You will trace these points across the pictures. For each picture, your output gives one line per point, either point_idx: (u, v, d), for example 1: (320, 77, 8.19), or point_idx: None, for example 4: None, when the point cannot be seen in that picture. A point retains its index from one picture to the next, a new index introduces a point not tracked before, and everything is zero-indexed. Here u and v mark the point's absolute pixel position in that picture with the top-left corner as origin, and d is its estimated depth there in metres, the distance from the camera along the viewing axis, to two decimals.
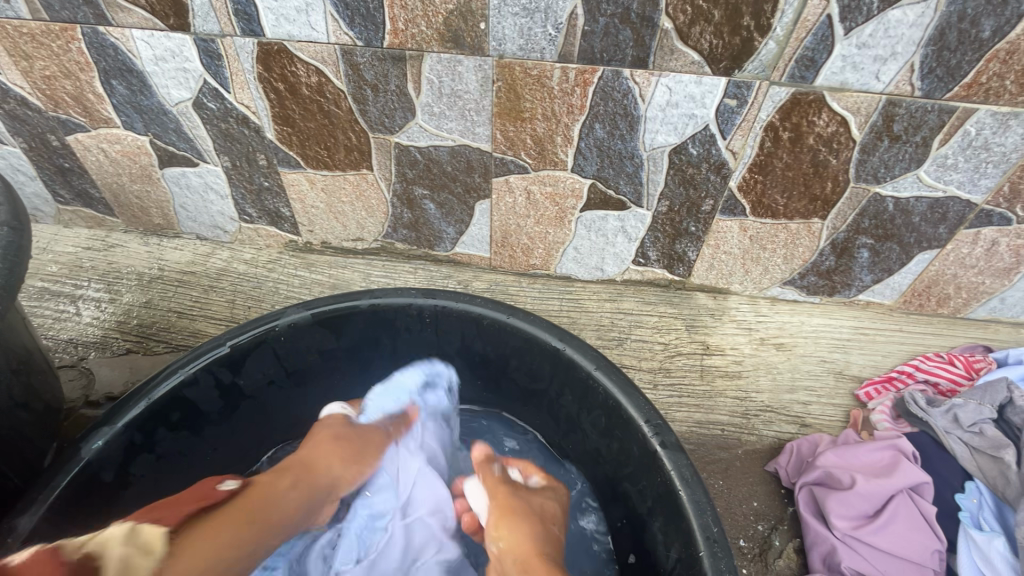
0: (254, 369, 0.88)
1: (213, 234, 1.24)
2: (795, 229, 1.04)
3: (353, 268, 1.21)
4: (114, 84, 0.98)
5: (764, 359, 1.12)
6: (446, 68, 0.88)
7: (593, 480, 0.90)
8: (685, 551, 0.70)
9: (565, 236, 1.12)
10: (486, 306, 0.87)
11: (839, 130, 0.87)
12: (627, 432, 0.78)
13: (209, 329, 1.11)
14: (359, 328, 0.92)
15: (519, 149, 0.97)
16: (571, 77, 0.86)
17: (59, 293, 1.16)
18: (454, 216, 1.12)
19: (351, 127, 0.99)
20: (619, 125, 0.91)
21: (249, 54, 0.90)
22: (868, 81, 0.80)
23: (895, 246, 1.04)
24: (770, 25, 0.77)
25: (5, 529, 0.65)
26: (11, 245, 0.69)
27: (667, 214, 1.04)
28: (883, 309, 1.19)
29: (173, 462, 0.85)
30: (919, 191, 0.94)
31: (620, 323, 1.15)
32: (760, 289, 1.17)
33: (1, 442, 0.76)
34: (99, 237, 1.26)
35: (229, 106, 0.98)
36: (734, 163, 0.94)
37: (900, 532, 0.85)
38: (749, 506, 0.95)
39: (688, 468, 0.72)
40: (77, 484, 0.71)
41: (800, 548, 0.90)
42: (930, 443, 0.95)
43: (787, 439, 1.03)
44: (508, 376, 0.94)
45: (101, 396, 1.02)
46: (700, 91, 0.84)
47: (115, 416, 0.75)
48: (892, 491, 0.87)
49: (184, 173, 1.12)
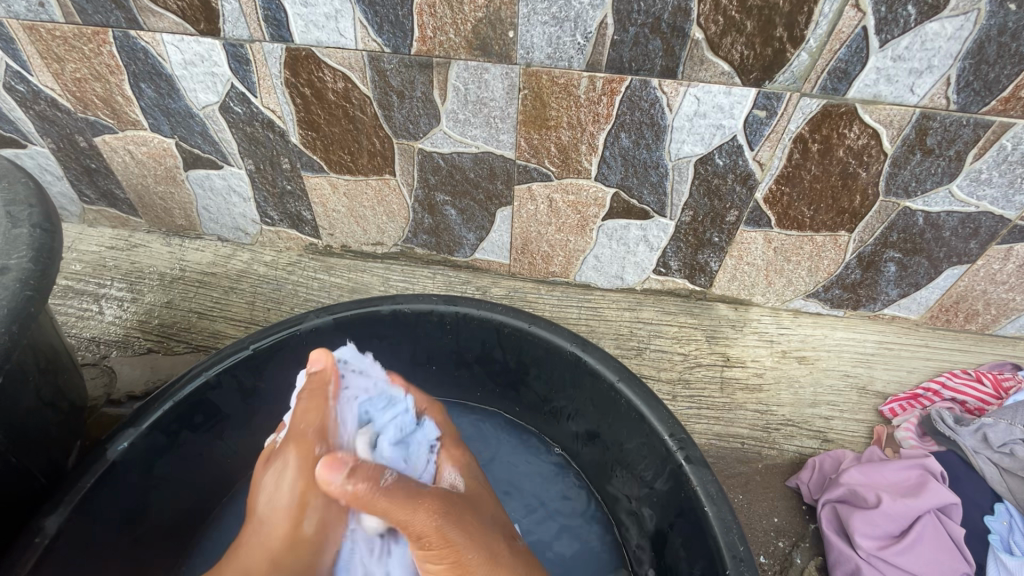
0: (275, 372, 0.88)
1: (235, 236, 1.25)
2: (821, 241, 1.02)
3: (372, 272, 1.22)
4: (143, 87, 0.99)
5: (785, 372, 1.11)
6: (473, 75, 0.87)
7: (612, 495, 0.87)
8: (709, 568, 0.69)
9: (586, 244, 1.11)
10: (507, 314, 0.87)
11: (870, 143, 0.85)
12: (649, 445, 0.78)
13: (228, 331, 1.12)
14: (380, 334, 0.92)
15: (543, 157, 0.97)
16: (598, 85, 0.85)
17: (83, 292, 1.17)
18: (475, 222, 1.12)
19: (376, 132, 0.99)
20: (645, 134, 0.90)
21: (277, 59, 0.90)
22: (902, 94, 0.79)
23: (923, 260, 1.02)
24: (803, 37, 0.76)
25: (33, 529, 0.66)
26: (43, 247, 0.69)
27: (690, 224, 1.03)
28: (908, 325, 1.17)
29: (195, 465, 0.85)
30: (950, 206, 0.93)
31: (639, 333, 1.14)
32: (783, 301, 1.16)
33: (29, 442, 0.76)
34: (123, 237, 1.27)
35: (255, 110, 0.99)
36: (761, 175, 0.93)
37: (926, 553, 0.83)
38: (770, 521, 0.93)
39: (713, 484, 0.71)
40: (103, 485, 0.73)
41: (822, 566, 0.88)
42: (958, 464, 0.92)
43: (809, 455, 1.01)
44: (528, 385, 0.93)
45: (123, 395, 1.03)
46: (729, 101, 0.84)
47: (139, 418, 0.75)
48: (919, 512, 0.86)
49: (208, 175, 1.13)
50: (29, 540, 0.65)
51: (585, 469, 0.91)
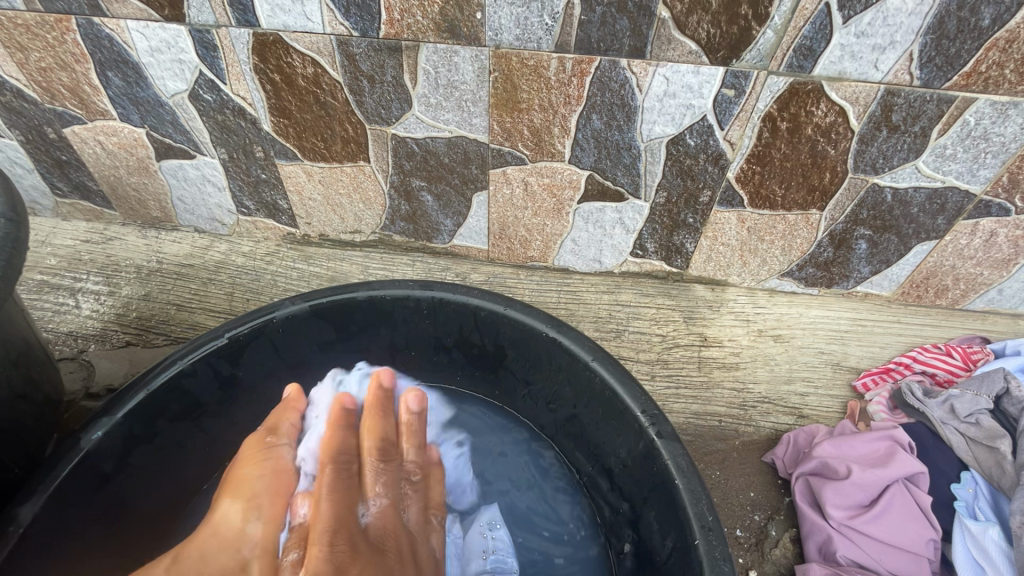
0: (252, 360, 0.88)
1: (212, 227, 1.24)
2: (793, 220, 1.03)
3: (351, 261, 1.21)
4: (110, 76, 0.98)
5: (761, 350, 1.13)
6: (442, 58, 0.87)
7: (590, 472, 0.89)
8: (680, 538, 0.70)
9: (563, 228, 1.11)
10: (483, 298, 0.88)
11: (837, 121, 0.86)
12: (624, 422, 0.79)
13: (207, 322, 1.11)
14: (358, 320, 0.92)
15: (516, 140, 0.97)
16: (568, 67, 0.85)
17: (58, 286, 1.16)
18: (452, 208, 1.12)
19: (348, 119, 0.98)
20: (616, 116, 0.91)
21: (244, 45, 0.89)
22: (866, 71, 0.80)
23: (893, 237, 1.04)
24: (768, 14, 0.76)
25: (6, 518, 0.66)
26: (8, 236, 0.69)
27: (665, 205, 1.04)
28: (881, 301, 1.18)
29: (173, 454, 0.85)
30: (917, 181, 0.94)
31: (617, 315, 1.15)
32: (759, 280, 1.17)
33: (2, 434, 0.76)
34: (98, 230, 1.26)
35: (226, 98, 0.98)
36: (732, 154, 0.94)
37: (895, 521, 0.86)
38: (746, 496, 0.95)
39: (684, 458, 0.73)
40: (78, 475, 0.73)
41: (796, 537, 0.91)
42: (926, 434, 0.95)
43: (784, 430, 1.03)
44: (506, 368, 0.94)
45: (102, 388, 1.02)
46: (698, 81, 0.84)
47: (114, 407, 0.75)
48: (888, 481, 0.88)
49: (181, 165, 1.12)
50: (2, 529, 0.66)
51: (563, 450, 0.93)
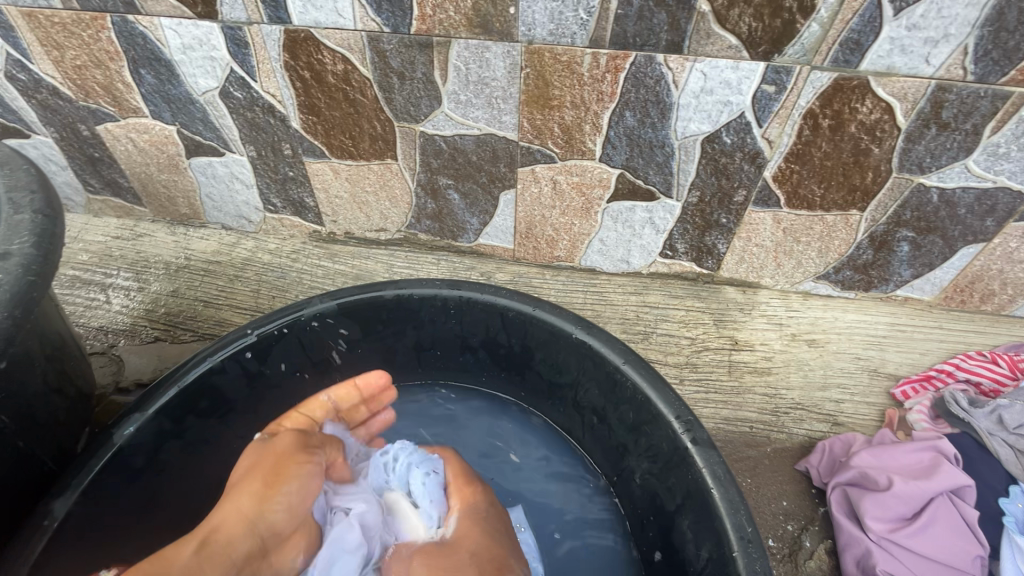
0: (280, 358, 0.88)
1: (239, 224, 1.25)
2: (832, 221, 1.00)
3: (376, 259, 1.21)
4: (143, 73, 0.98)
5: (795, 355, 1.09)
6: (474, 54, 0.86)
7: (618, 477, 0.87)
8: (716, 550, 0.68)
9: (591, 227, 1.09)
10: (511, 298, 0.86)
11: (883, 118, 0.83)
12: (656, 428, 0.77)
13: (234, 318, 1.12)
14: (384, 318, 0.91)
15: (546, 137, 0.95)
16: (601, 62, 0.83)
17: (90, 281, 1.18)
18: (478, 207, 1.10)
19: (377, 116, 0.98)
20: (650, 113, 0.88)
21: (275, 42, 0.89)
22: (917, 65, 0.77)
23: (937, 239, 1.00)
24: (814, 7, 0.73)
25: (41, 512, 0.67)
26: (45, 233, 0.69)
27: (697, 205, 1.01)
28: (921, 306, 1.14)
29: (202, 450, 0.85)
30: (966, 181, 0.90)
31: (645, 317, 1.12)
32: (792, 283, 1.14)
33: (37, 428, 0.77)
34: (128, 226, 1.28)
35: (256, 95, 0.98)
36: (769, 153, 0.91)
37: (938, 535, 0.82)
38: (778, 505, 0.92)
39: (720, 466, 0.70)
40: (109, 470, 0.73)
41: (832, 549, 0.87)
42: (972, 446, 0.91)
43: (818, 438, 1.00)
44: (533, 369, 0.92)
45: (131, 383, 1.03)
46: (737, 77, 0.81)
47: (145, 402, 0.76)
48: (931, 494, 0.84)
49: (210, 162, 1.13)
50: (37, 523, 0.66)
51: (591, 455, 0.91)
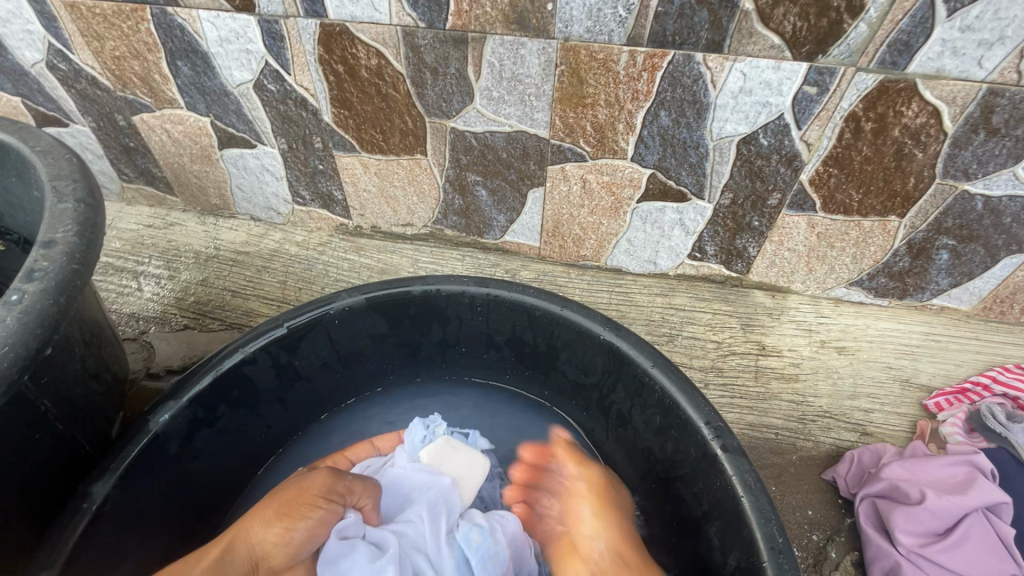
0: (309, 350, 0.89)
1: (267, 215, 1.26)
2: (869, 226, 0.97)
3: (401, 253, 1.21)
4: (180, 65, 1.00)
5: (824, 362, 1.07)
6: (509, 50, 0.85)
7: (642, 480, 0.86)
8: (745, 558, 0.67)
9: (619, 227, 1.08)
10: (539, 297, 0.86)
11: (929, 122, 0.80)
12: (684, 433, 0.76)
13: (261, 309, 1.13)
14: (411, 314, 0.91)
15: (578, 136, 0.94)
16: (639, 60, 0.82)
17: (122, 269, 1.20)
18: (506, 204, 1.10)
19: (408, 111, 0.97)
20: (686, 112, 0.87)
21: (311, 36, 0.89)
22: (968, 68, 0.74)
23: (979, 248, 0.97)
24: (863, 7, 0.71)
25: (82, 495, 0.69)
26: (87, 222, 0.70)
27: (729, 207, 1.00)
28: (958, 316, 1.11)
29: (232, 438, 0.87)
30: (1013, 189, 0.87)
31: (671, 319, 1.11)
32: (823, 289, 1.12)
33: (78, 412, 0.79)
34: (160, 215, 1.30)
35: (289, 88, 0.99)
36: (807, 156, 0.89)
37: (970, 552, 0.80)
38: (803, 514, 0.91)
39: (751, 474, 0.69)
40: (146, 455, 0.75)
41: (858, 561, 0.86)
42: (1009, 461, 0.89)
43: (846, 448, 0.98)
44: (558, 368, 0.92)
45: (161, 369, 1.05)
46: (778, 77, 0.79)
47: (180, 390, 0.77)
48: (965, 510, 0.82)
49: (241, 154, 1.14)
50: (78, 505, 0.68)
51: (613, 458, 0.90)
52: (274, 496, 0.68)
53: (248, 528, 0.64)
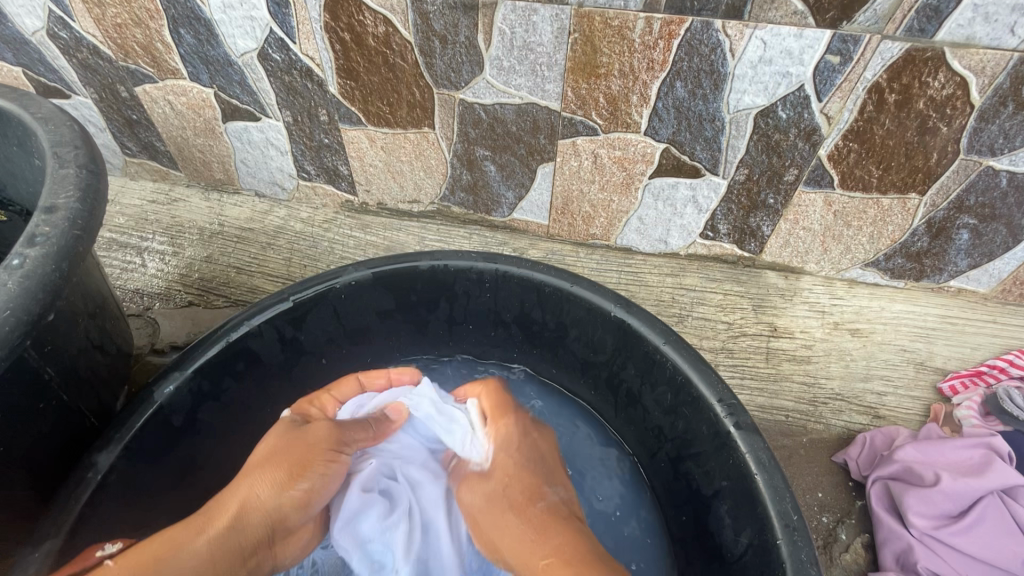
0: (314, 325, 0.88)
1: (272, 191, 1.24)
2: (887, 204, 0.95)
3: (407, 231, 1.20)
4: (182, 33, 0.97)
5: (837, 344, 1.05)
6: (520, 17, 0.82)
7: (651, 460, 0.85)
8: (757, 536, 0.67)
9: (630, 204, 1.06)
10: (549, 273, 0.84)
11: (956, 93, 0.77)
12: (695, 411, 0.75)
13: (266, 286, 1.12)
14: (418, 290, 0.90)
15: (590, 108, 0.92)
16: (655, 28, 0.79)
17: (126, 244, 1.19)
18: (515, 179, 1.08)
19: (416, 82, 0.95)
20: (703, 83, 0.84)
21: (316, 1, 0.87)
22: (1000, 36, 0.71)
23: (1001, 227, 0.94)
24: None
25: (86, 464, 0.68)
26: (89, 188, 0.69)
27: (744, 183, 0.97)
28: (975, 298, 1.09)
29: (238, 412, 0.86)
30: None
31: (681, 299, 1.09)
32: (838, 269, 1.10)
33: (81, 383, 0.78)
34: (163, 191, 1.28)
35: (294, 57, 0.96)
36: (827, 130, 0.86)
37: (985, 535, 0.79)
38: (813, 496, 0.89)
39: (764, 452, 0.68)
40: (151, 426, 0.74)
41: (869, 543, 0.85)
42: None
43: (858, 430, 0.97)
44: (566, 347, 0.90)
45: (166, 344, 1.05)
46: (800, 45, 0.77)
47: (185, 361, 0.76)
48: (980, 493, 0.81)
49: (246, 127, 1.12)
50: (82, 474, 0.68)
51: (621, 437, 0.89)
52: (277, 451, 0.76)
53: (259, 492, 0.72)
